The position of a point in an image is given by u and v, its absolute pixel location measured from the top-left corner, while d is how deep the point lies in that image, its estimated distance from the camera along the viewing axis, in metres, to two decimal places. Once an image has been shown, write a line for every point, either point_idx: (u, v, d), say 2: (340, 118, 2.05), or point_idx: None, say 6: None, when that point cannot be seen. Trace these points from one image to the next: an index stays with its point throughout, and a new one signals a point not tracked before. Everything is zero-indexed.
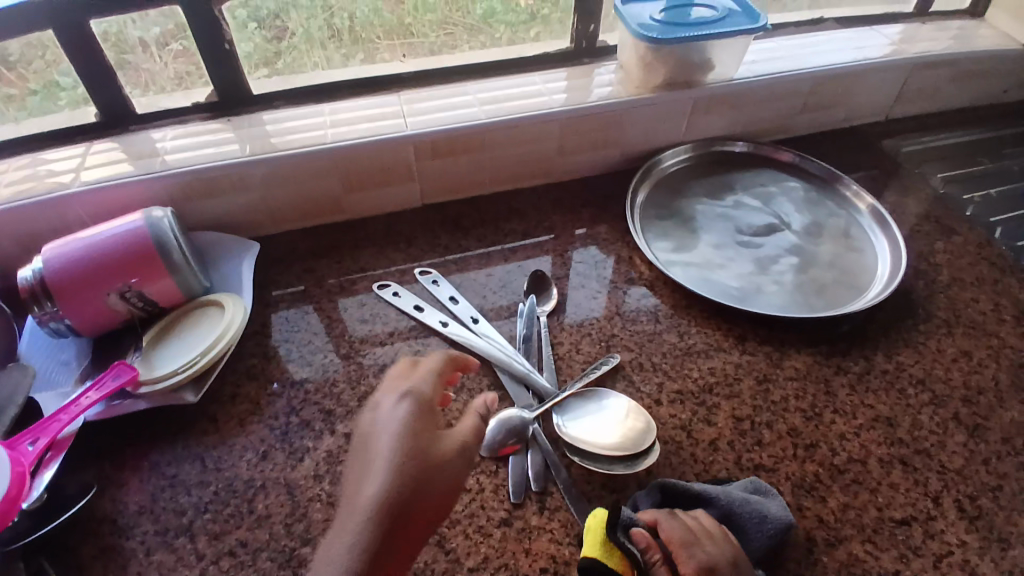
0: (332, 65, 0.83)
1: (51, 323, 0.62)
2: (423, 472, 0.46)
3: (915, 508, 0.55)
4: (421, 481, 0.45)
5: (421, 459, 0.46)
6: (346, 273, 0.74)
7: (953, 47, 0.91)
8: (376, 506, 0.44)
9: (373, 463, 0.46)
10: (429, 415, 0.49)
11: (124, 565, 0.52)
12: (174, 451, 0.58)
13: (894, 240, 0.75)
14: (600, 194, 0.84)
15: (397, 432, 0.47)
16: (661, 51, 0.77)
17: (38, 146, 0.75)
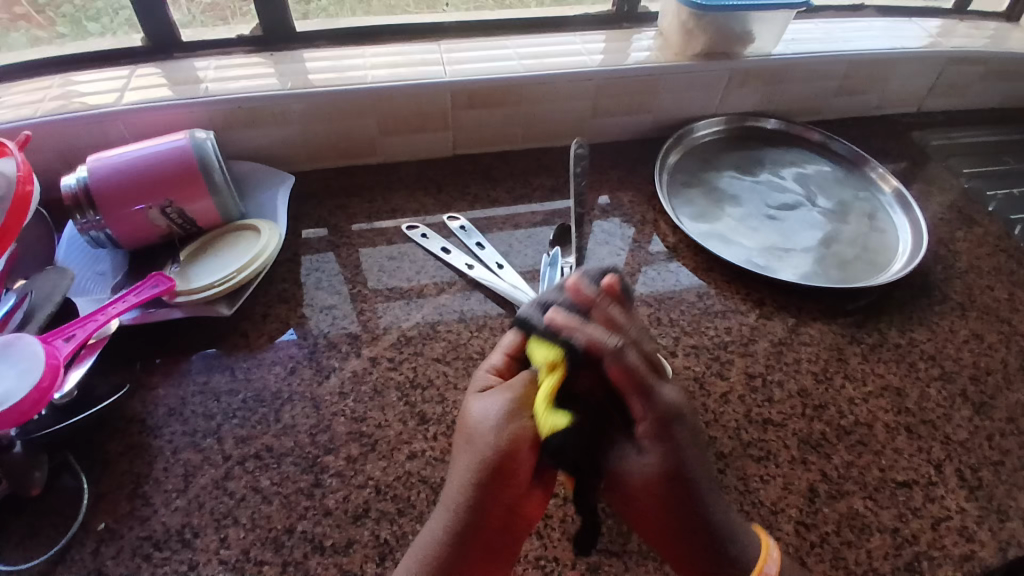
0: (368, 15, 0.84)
1: (91, 233, 0.64)
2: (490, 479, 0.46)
3: (917, 473, 0.57)
4: (491, 476, 0.46)
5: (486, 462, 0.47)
6: (377, 213, 0.76)
7: (988, 45, 0.92)
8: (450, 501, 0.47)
9: (462, 452, 0.48)
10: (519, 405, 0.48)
11: (152, 460, 0.54)
12: (205, 362, 0.60)
13: (916, 222, 0.77)
14: (628, 159, 0.85)
15: (481, 427, 0.48)
16: (702, 19, 0.78)
17: (83, 64, 0.76)
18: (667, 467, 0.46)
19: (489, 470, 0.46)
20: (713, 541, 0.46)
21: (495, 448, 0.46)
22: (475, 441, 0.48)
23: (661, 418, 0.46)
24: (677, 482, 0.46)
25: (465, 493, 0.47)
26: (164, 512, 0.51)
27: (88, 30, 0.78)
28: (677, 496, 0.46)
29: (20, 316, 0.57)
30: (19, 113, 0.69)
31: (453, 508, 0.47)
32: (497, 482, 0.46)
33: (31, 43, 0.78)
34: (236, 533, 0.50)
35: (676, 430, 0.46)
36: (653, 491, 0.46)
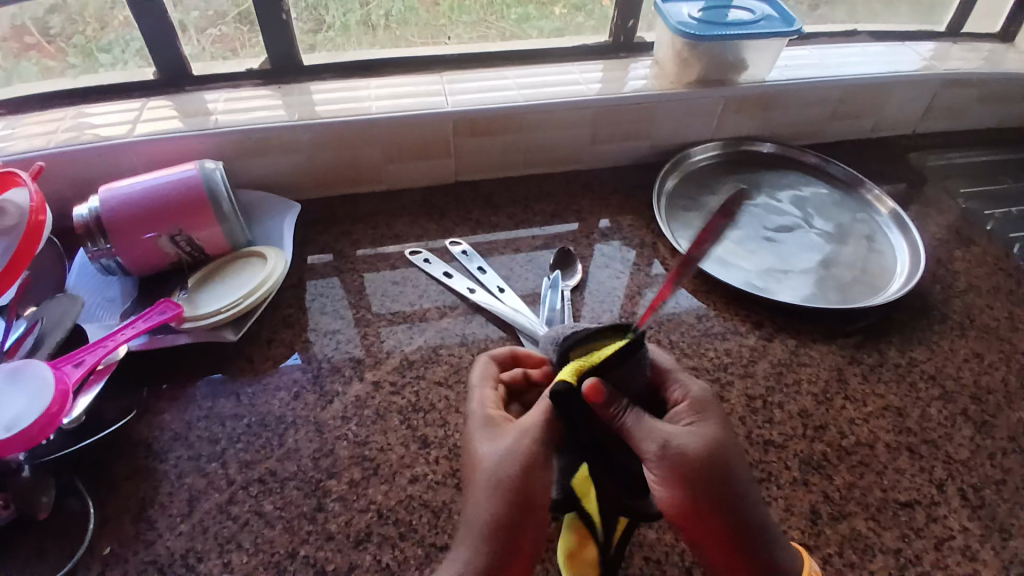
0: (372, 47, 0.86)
1: (102, 260, 0.65)
2: (516, 514, 0.45)
3: (919, 493, 0.57)
4: (516, 512, 0.45)
5: (510, 499, 0.45)
6: (381, 239, 0.78)
7: (981, 68, 0.93)
8: (475, 537, 0.45)
9: (479, 493, 0.46)
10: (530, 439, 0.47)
11: (157, 484, 0.55)
12: (211, 387, 0.61)
13: (913, 242, 0.78)
14: (628, 183, 0.87)
15: (497, 463, 0.46)
16: (697, 47, 0.80)
17: (97, 97, 0.79)
18: (714, 473, 0.45)
19: (516, 515, 0.45)
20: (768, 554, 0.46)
21: (514, 480, 0.45)
22: (492, 479, 0.46)
23: (717, 450, 0.45)
24: (730, 480, 0.45)
25: (488, 533, 0.45)
26: (168, 536, 0.52)
27: (100, 61, 0.80)
28: (726, 492, 0.45)
29: (31, 342, 0.59)
30: (34, 144, 0.72)
31: (475, 546, 0.45)
32: (522, 524, 0.45)
33: (43, 73, 0.79)
34: (240, 558, 0.51)
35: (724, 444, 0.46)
36: (698, 484, 0.44)
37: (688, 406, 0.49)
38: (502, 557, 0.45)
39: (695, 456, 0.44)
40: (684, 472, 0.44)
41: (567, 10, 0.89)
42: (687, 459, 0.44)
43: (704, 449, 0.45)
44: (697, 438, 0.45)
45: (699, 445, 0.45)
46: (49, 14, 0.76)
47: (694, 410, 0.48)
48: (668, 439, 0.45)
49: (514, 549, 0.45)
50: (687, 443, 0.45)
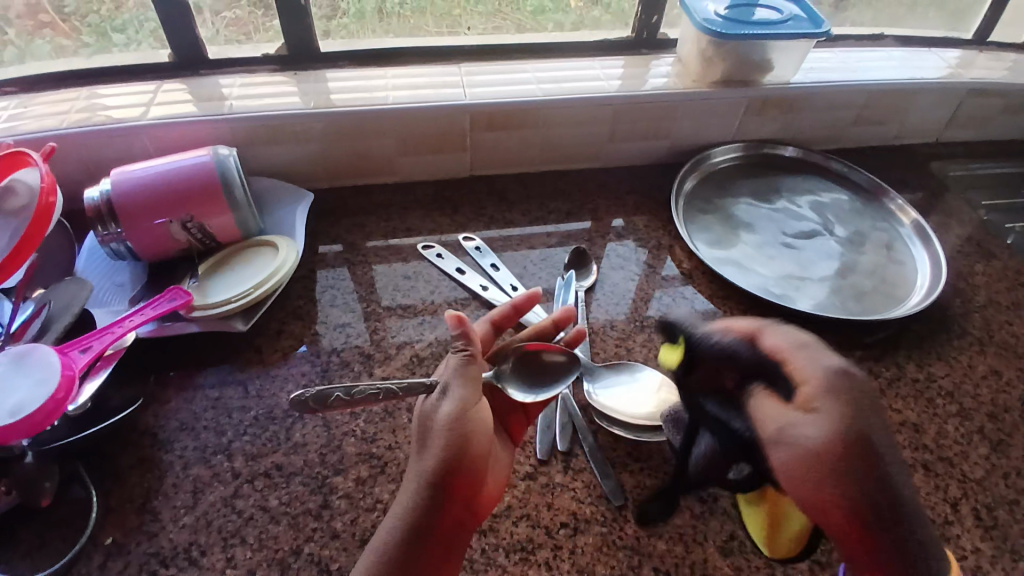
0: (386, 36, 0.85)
1: (111, 244, 0.64)
2: (455, 452, 0.46)
3: (934, 512, 0.56)
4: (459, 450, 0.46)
5: (455, 434, 0.46)
6: (392, 232, 0.76)
7: (1009, 77, 0.91)
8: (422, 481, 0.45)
9: (427, 437, 0.47)
10: (475, 385, 0.50)
11: (161, 475, 0.54)
12: (218, 377, 0.61)
13: (936, 256, 0.76)
14: (644, 183, 0.85)
15: (449, 408, 0.48)
16: (721, 47, 0.78)
17: (110, 78, 0.78)
18: (837, 462, 0.39)
19: (451, 467, 0.45)
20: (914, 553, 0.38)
21: (456, 422, 0.47)
22: (441, 420, 0.47)
23: (840, 437, 0.40)
24: (856, 474, 0.39)
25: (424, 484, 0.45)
26: (172, 529, 0.51)
27: (114, 41, 0.78)
28: (852, 484, 0.39)
29: (38, 326, 0.58)
30: (46, 124, 0.71)
31: (419, 485, 0.45)
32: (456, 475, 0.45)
33: (57, 52, 0.78)
34: (243, 553, 0.50)
35: (849, 429, 0.40)
36: (809, 492, 0.40)
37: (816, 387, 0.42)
38: (437, 506, 0.44)
39: (810, 446, 0.40)
40: (802, 458, 0.40)
41: (585, 4, 0.87)
42: (803, 447, 0.40)
43: (822, 440, 0.40)
44: (818, 428, 0.40)
45: (819, 434, 0.40)
46: None
47: (820, 395, 0.42)
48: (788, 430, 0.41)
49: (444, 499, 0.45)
50: (802, 427, 0.41)
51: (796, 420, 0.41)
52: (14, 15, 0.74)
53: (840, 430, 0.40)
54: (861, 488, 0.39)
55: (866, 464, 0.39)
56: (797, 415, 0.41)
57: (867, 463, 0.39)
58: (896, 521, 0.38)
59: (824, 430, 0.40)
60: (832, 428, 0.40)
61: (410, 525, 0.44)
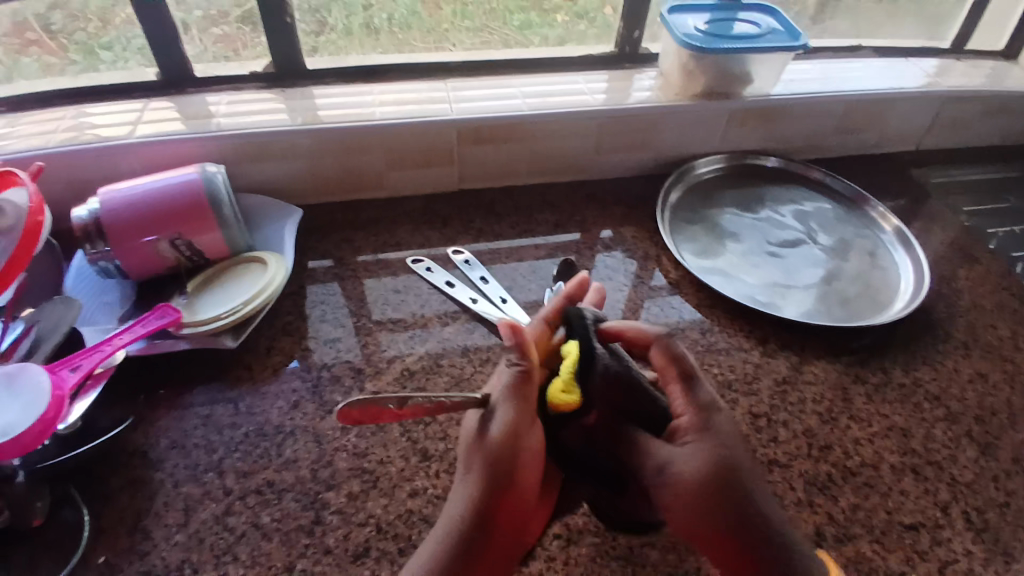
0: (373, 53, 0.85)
1: (100, 263, 0.65)
2: (511, 476, 0.47)
3: (924, 515, 0.56)
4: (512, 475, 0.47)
5: (511, 458, 0.47)
6: (382, 246, 0.77)
7: (985, 85, 0.93)
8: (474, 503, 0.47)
9: (480, 457, 0.48)
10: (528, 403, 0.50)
11: (152, 495, 0.54)
12: (209, 394, 0.61)
13: (918, 261, 0.77)
14: (631, 194, 0.86)
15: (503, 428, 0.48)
16: (702, 61, 0.79)
17: (98, 96, 0.78)
18: (711, 491, 0.47)
19: (494, 494, 0.46)
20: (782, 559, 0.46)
21: (510, 444, 0.48)
22: (497, 442, 0.48)
23: (712, 469, 0.48)
24: (729, 500, 0.47)
25: (469, 510, 0.46)
26: (164, 548, 0.51)
27: (101, 59, 0.79)
28: (723, 514, 0.47)
29: (27, 346, 0.58)
30: (33, 143, 0.71)
31: (471, 506, 0.46)
32: (495, 503, 0.46)
33: (43, 70, 0.78)
34: (236, 571, 0.50)
35: (723, 463, 0.48)
36: (687, 516, 0.48)
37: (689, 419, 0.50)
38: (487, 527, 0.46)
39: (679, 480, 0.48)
40: (670, 486, 0.48)
41: (569, 18, 0.89)
42: (676, 479, 0.48)
43: (694, 471, 0.48)
44: (689, 461, 0.48)
45: (690, 467, 0.48)
46: (50, 11, 0.76)
47: (691, 430, 0.50)
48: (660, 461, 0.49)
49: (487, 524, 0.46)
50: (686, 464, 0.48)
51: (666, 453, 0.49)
52: (1, 34, 0.75)
53: (709, 462, 0.48)
54: (730, 513, 0.47)
55: (733, 495, 0.47)
56: (671, 450, 0.49)
57: (730, 494, 0.47)
58: (761, 541, 0.46)
59: (694, 459, 0.48)
60: (703, 461, 0.48)
61: (460, 544, 0.45)
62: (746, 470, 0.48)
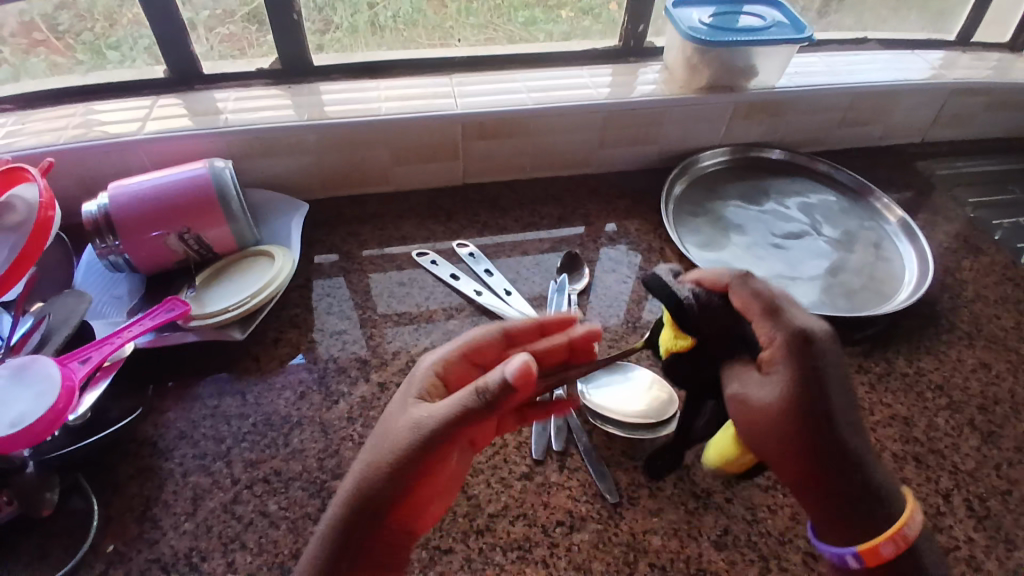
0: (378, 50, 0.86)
1: (110, 257, 0.66)
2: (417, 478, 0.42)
3: (925, 503, 0.56)
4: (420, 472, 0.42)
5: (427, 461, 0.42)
6: (387, 240, 0.78)
7: (991, 76, 0.93)
8: (369, 489, 0.42)
9: (395, 449, 0.42)
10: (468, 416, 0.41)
11: (161, 483, 0.55)
12: (217, 385, 0.61)
13: (922, 252, 0.77)
14: (635, 188, 0.87)
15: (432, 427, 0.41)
16: (706, 54, 0.80)
17: (107, 95, 0.79)
18: (790, 424, 0.43)
19: (395, 490, 0.42)
20: (858, 493, 0.43)
21: (429, 451, 0.41)
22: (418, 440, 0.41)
23: (795, 401, 0.43)
24: (809, 435, 0.43)
25: (360, 496, 0.42)
26: (173, 535, 0.52)
27: (108, 58, 0.80)
28: (804, 445, 0.43)
29: (38, 338, 0.59)
30: (44, 140, 0.72)
31: (361, 498, 0.42)
32: (391, 495, 0.42)
33: (51, 69, 0.79)
34: (243, 558, 0.51)
35: (808, 397, 0.43)
36: (767, 443, 0.44)
37: (775, 349, 0.45)
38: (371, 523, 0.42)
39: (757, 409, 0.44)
40: (745, 412, 0.44)
41: (574, 13, 0.88)
42: (754, 409, 0.44)
43: (772, 402, 0.43)
44: (772, 389, 0.44)
45: (769, 397, 0.44)
46: (57, 11, 0.75)
47: (774, 358, 0.44)
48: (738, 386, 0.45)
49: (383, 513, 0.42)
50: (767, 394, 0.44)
51: (750, 380, 0.45)
52: (8, 34, 0.75)
53: (793, 394, 0.43)
54: (810, 446, 0.43)
55: (816, 429, 0.43)
56: (756, 376, 0.45)
57: (817, 424, 0.43)
58: (840, 474, 0.43)
59: (772, 390, 0.44)
60: (787, 394, 0.43)
61: (345, 532, 0.42)
62: (833, 405, 0.43)
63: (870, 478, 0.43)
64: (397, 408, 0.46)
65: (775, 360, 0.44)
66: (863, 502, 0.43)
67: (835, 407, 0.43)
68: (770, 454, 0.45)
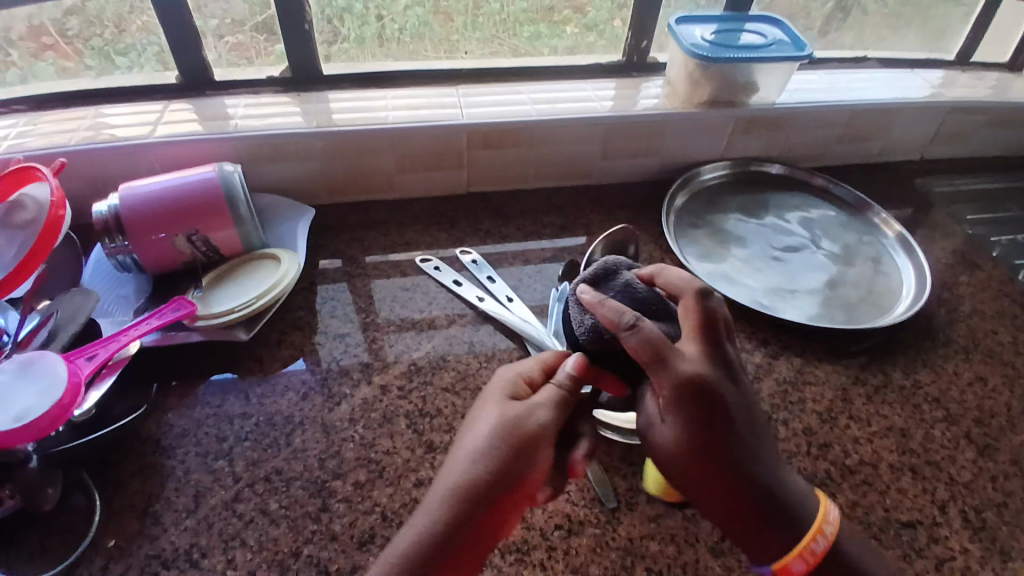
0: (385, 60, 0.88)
1: (118, 257, 0.66)
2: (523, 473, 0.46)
3: (921, 513, 0.57)
4: (523, 468, 0.46)
5: (526, 456, 0.47)
6: (391, 246, 0.79)
7: (989, 96, 0.94)
8: (469, 484, 0.46)
9: (493, 444, 0.47)
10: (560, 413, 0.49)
11: (163, 480, 0.55)
12: (220, 385, 0.62)
13: (920, 265, 0.78)
14: (636, 200, 0.88)
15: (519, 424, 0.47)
16: (707, 70, 0.81)
17: (118, 99, 0.80)
18: (692, 463, 0.47)
19: (499, 483, 0.46)
20: (771, 521, 0.47)
21: (529, 442, 0.47)
22: (519, 433, 0.47)
23: (692, 445, 0.46)
24: (715, 471, 0.46)
25: (462, 492, 0.45)
26: (173, 532, 0.52)
27: (117, 64, 0.81)
28: (710, 484, 0.47)
29: (45, 334, 0.60)
30: (54, 141, 0.73)
31: (459, 487, 0.46)
32: (499, 488, 0.46)
33: (61, 73, 0.81)
34: (243, 555, 0.51)
35: (705, 441, 0.46)
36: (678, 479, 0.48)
37: (671, 391, 0.47)
38: (466, 519, 0.45)
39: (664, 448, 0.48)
40: (654, 459, 0.48)
41: (579, 29, 0.90)
42: (660, 451, 0.48)
43: (676, 438, 0.47)
44: (671, 432, 0.47)
45: (670, 438, 0.47)
46: (67, 17, 0.76)
47: (675, 400, 0.47)
48: (649, 423, 0.49)
49: (487, 520, 0.46)
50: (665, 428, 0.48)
51: (654, 417, 0.48)
52: (17, 37, 0.76)
53: (689, 437, 0.46)
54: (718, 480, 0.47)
55: (721, 468, 0.46)
56: (659, 417, 0.48)
57: (710, 466, 0.46)
58: (750, 516, 0.47)
59: (672, 432, 0.47)
60: (683, 437, 0.47)
61: (445, 525, 0.45)
62: (739, 449, 0.47)
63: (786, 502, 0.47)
64: (483, 413, 0.49)
65: (671, 400, 0.47)
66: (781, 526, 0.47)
67: (738, 444, 0.47)
68: (681, 484, 0.48)
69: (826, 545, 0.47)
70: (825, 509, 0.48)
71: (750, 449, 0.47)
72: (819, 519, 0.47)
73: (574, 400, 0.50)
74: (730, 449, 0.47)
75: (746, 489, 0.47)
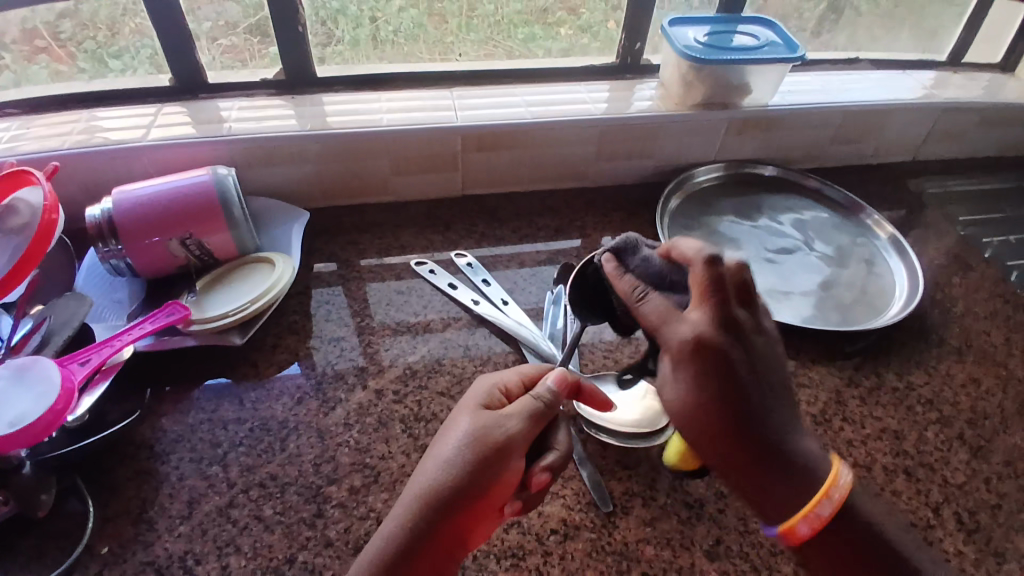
0: (380, 62, 0.87)
1: (111, 261, 0.66)
2: (489, 481, 0.46)
3: (915, 515, 0.57)
4: (488, 477, 0.46)
5: (493, 465, 0.46)
6: (387, 249, 0.78)
7: (981, 96, 0.95)
8: (436, 490, 0.46)
9: (462, 453, 0.47)
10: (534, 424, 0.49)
11: (158, 486, 0.55)
12: (214, 390, 0.62)
13: (913, 267, 0.78)
14: (631, 201, 0.88)
15: (489, 434, 0.47)
16: (700, 72, 0.81)
17: (111, 102, 0.80)
18: (700, 417, 0.48)
19: (464, 492, 0.46)
20: (785, 473, 0.47)
21: (495, 450, 0.47)
22: (490, 443, 0.47)
23: (702, 401, 0.48)
24: (726, 418, 0.47)
25: (428, 499, 0.46)
26: (168, 538, 0.52)
27: (109, 67, 0.81)
28: (726, 434, 0.48)
29: (38, 339, 0.59)
30: (47, 145, 0.73)
31: (423, 495, 0.46)
32: (465, 496, 0.46)
33: (52, 76, 0.80)
34: (238, 562, 0.51)
35: (716, 396, 0.48)
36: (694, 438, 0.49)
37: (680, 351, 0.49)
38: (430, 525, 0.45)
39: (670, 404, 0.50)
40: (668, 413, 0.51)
41: (573, 31, 0.90)
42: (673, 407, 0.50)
43: (681, 396, 0.49)
44: (681, 390, 0.49)
45: (678, 396, 0.49)
46: (60, 19, 0.76)
47: (682, 359, 0.49)
48: (664, 380, 0.51)
49: (451, 529, 0.46)
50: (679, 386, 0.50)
51: (666, 375, 0.51)
52: (9, 41, 0.76)
53: (695, 395, 0.48)
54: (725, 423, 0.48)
55: (729, 413, 0.48)
56: (670, 374, 0.50)
57: (726, 412, 0.48)
58: (764, 465, 0.47)
59: (681, 391, 0.49)
60: (692, 395, 0.49)
61: (410, 532, 0.45)
62: (750, 400, 0.48)
63: (802, 460, 0.47)
64: (458, 420, 0.50)
65: (681, 356, 0.49)
66: (795, 480, 0.47)
67: (749, 397, 0.48)
68: (694, 440, 0.49)
69: (831, 510, 0.46)
70: (836, 471, 0.47)
71: (758, 396, 0.48)
72: (828, 482, 0.47)
73: (551, 414, 0.50)
74: (739, 397, 0.48)
75: (754, 439, 0.47)
